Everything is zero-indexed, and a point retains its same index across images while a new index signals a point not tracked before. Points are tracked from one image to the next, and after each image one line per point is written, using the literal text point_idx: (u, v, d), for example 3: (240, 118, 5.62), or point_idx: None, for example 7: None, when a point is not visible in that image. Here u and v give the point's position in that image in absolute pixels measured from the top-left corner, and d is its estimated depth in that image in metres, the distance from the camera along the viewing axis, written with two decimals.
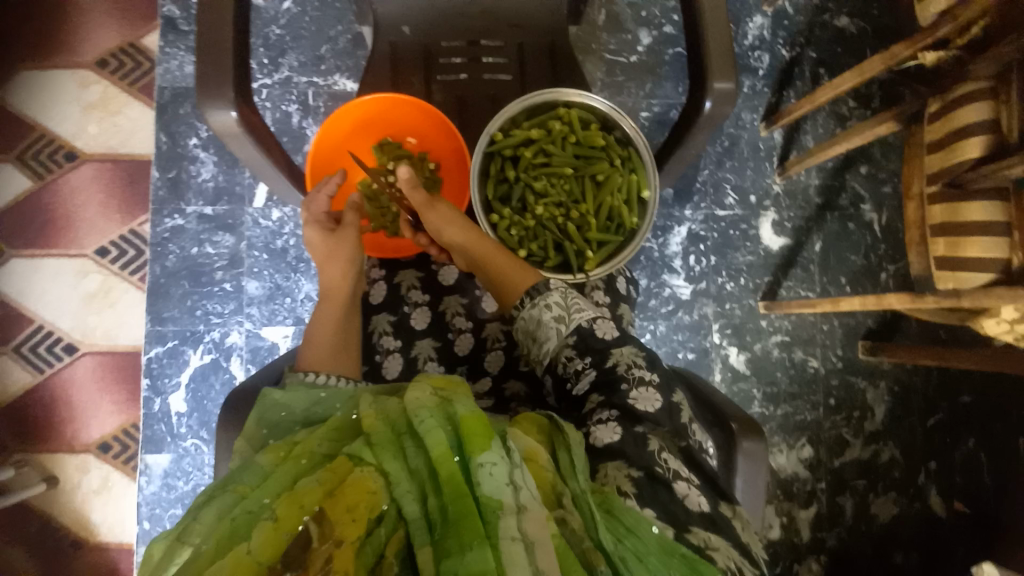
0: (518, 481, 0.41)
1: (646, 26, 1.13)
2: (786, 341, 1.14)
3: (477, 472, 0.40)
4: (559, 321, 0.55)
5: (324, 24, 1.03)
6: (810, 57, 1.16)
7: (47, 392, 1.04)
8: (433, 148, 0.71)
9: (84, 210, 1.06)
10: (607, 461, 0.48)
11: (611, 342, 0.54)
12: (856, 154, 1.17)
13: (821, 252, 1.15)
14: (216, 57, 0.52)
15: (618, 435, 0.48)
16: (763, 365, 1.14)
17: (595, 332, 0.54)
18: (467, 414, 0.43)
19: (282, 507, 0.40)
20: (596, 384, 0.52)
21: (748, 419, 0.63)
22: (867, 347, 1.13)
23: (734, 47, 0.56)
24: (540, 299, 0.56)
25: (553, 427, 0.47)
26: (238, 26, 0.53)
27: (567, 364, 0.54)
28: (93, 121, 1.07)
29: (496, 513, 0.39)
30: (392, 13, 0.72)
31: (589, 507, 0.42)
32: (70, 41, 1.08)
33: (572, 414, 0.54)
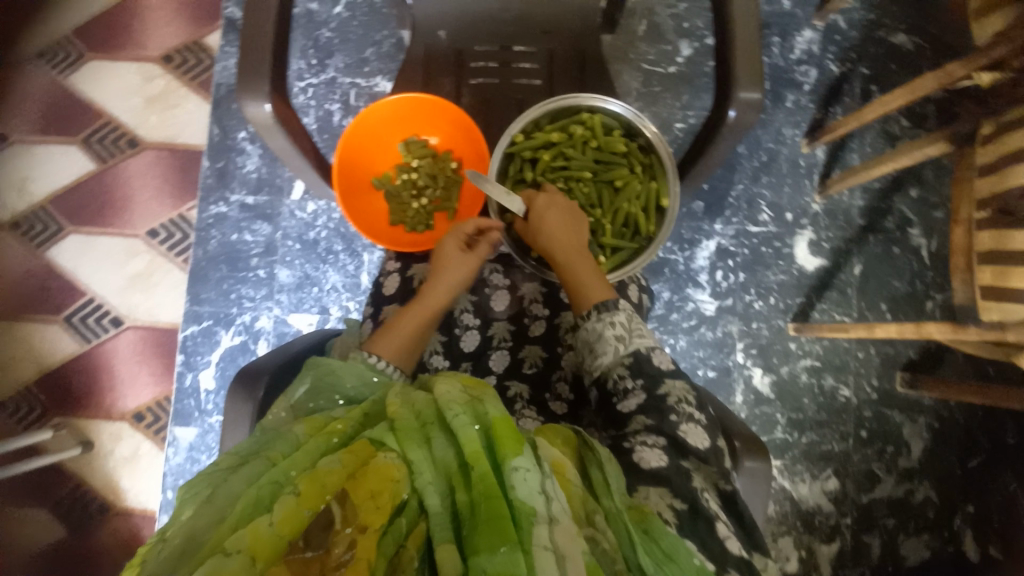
0: (550, 491, 0.41)
1: (687, 37, 1.12)
2: (817, 367, 1.09)
3: (511, 475, 0.40)
4: (620, 339, 0.53)
5: (371, 29, 1.08)
6: (860, 72, 1.11)
7: (92, 360, 1.13)
8: (457, 147, 0.73)
9: (139, 194, 1.14)
10: (650, 486, 0.46)
11: (666, 371, 0.52)
12: (906, 175, 1.11)
13: (860, 276, 1.09)
14: (256, 54, 0.55)
15: (664, 462, 0.47)
16: (789, 390, 1.08)
17: (652, 359, 0.53)
18: (498, 415, 0.44)
19: (305, 483, 0.40)
20: (643, 407, 0.50)
21: (750, 433, 0.59)
22: (904, 379, 1.06)
23: (764, 57, 0.55)
24: (607, 315, 0.54)
25: (579, 440, 0.48)
26: (279, 26, 0.56)
27: (618, 381, 0.52)
28: (155, 113, 1.16)
29: (529, 519, 0.39)
30: (430, 17, 0.74)
31: (623, 527, 0.42)
32: (142, 38, 1.17)
33: (610, 430, 0.52)
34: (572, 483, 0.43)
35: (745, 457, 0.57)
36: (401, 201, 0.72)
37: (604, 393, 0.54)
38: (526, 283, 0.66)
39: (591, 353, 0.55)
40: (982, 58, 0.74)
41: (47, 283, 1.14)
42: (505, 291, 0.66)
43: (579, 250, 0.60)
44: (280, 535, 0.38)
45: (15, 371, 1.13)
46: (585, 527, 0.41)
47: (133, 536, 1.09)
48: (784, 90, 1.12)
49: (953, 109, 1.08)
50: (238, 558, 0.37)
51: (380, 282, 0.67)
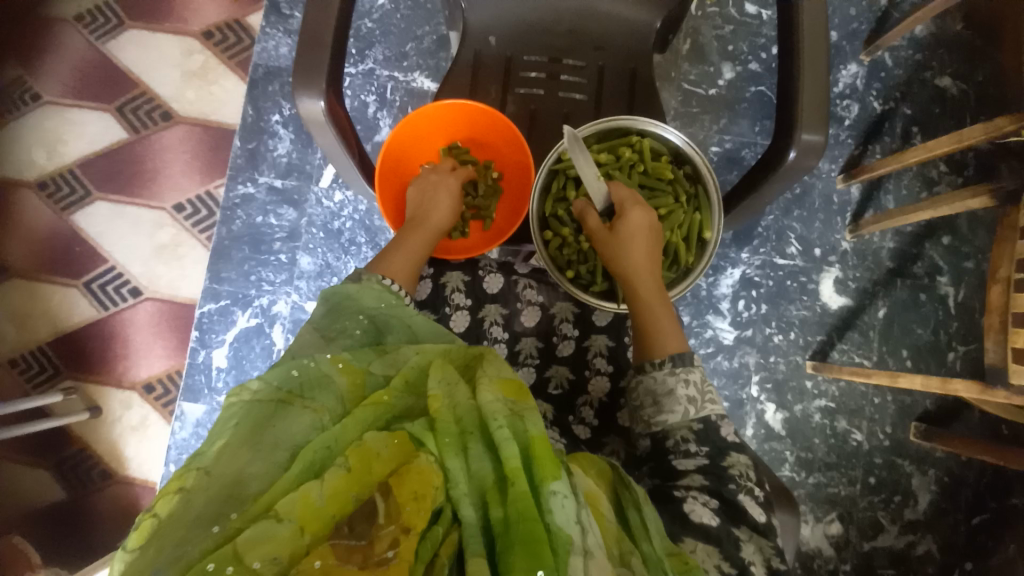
0: (586, 522, 0.42)
1: (731, 61, 1.10)
2: (830, 408, 1.07)
3: (549, 499, 0.41)
4: (691, 401, 0.53)
5: (413, 23, 1.07)
6: (904, 113, 1.09)
7: (108, 327, 1.13)
8: (498, 157, 0.73)
9: (169, 167, 1.14)
10: (699, 540, 0.45)
11: (732, 443, 0.51)
12: (940, 222, 1.08)
13: (884, 320, 1.08)
14: (316, 51, 0.55)
15: (716, 522, 0.46)
16: (800, 429, 1.07)
17: (719, 427, 0.52)
18: (539, 437, 0.44)
19: (355, 459, 0.42)
20: (704, 470, 0.49)
21: (779, 484, 0.59)
22: (918, 428, 1.05)
23: (829, 100, 0.54)
24: (681, 370, 0.54)
25: (615, 476, 0.48)
26: (339, 24, 0.56)
27: (681, 442, 0.51)
28: (191, 87, 1.16)
29: (565, 547, 0.40)
30: (482, 23, 0.73)
31: (659, 570, 0.42)
32: (184, 11, 1.17)
33: (657, 481, 0.52)
34: (607, 519, 0.43)
35: (779, 509, 0.57)
36: None
37: (660, 446, 0.53)
38: (559, 303, 0.65)
39: (654, 405, 0.54)
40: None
41: (69, 246, 1.14)
42: (537, 308, 0.65)
43: (655, 281, 0.59)
44: (327, 511, 0.40)
45: (30, 331, 1.14)
46: (619, 565, 0.41)
47: (131, 505, 1.09)
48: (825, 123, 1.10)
49: (995, 160, 1.06)
50: (288, 526, 0.39)
51: None
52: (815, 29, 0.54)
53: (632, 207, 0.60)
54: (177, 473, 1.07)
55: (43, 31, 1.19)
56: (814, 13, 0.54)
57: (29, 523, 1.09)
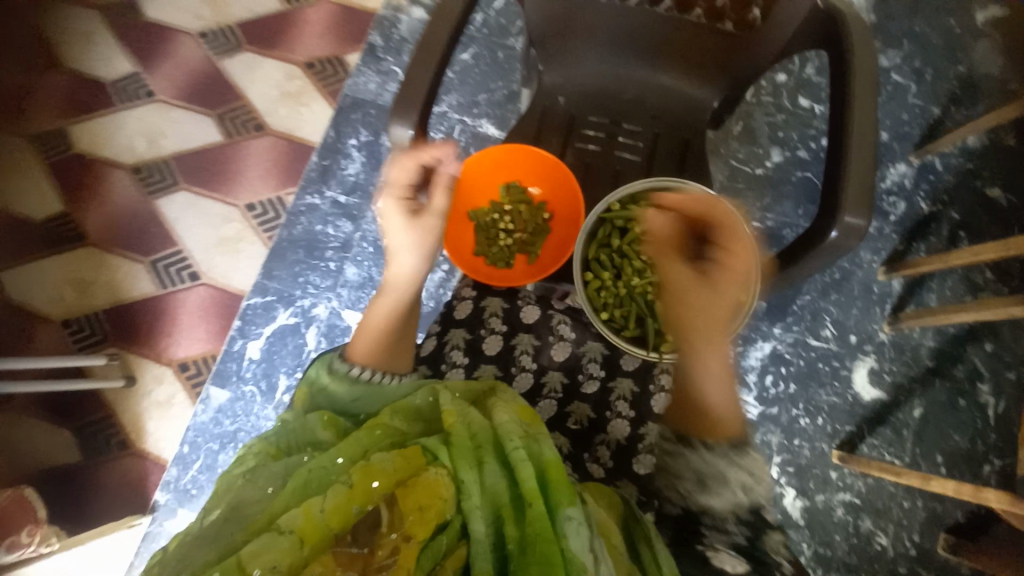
0: (597, 548, 0.46)
1: (780, 146, 1.16)
2: (853, 505, 1.01)
3: (563, 523, 0.47)
4: (744, 488, 0.52)
5: (488, 78, 1.19)
6: (950, 216, 1.10)
7: (161, 304, 1.21)
8: (552, 199, 0.78)
9: (249, 171, 1.27)
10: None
11: (773, 522, 0.52)
12: (984, 328, 1.06)
13: (918, 419, 1.04)
14: (413, 90, 0.63)
15: (742, 569, 0.49)
16: (821, 523, 1.01)
17: (765, 511, 0.52)
18: (552, 461, 0.51)
19: (356, 477, 0.47)
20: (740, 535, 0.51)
21: None
22: (949, 545, 0.97)
23: (873, 188, 0.57)
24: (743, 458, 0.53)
25: (623, 506, 0.55)
26: (436, 70, 0.65)
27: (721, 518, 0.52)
28: (285, 106, 1.30)
29: (578, 568, 0.45)
30: (554, 83, 0.81)
31: None
32: (293, 44, 1.34)
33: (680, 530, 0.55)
34: (617, 548, 0.49)
35: None
36: (488, 236, 0.75)
37: (691, 515, 0.54)
38: (589, 342, 0.67)
39: (701, 485, 0.53)
40: None
41: (147, 226, 1.26)
42: (567, 344, 0.67)
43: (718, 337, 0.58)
44: (329, 523, 0.45)
45: (92, 297, 1.23)
46: None
47: (139, 478, 1.12)
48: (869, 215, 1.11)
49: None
50: (289, 538, 0.43)
51: (452, 305, 0.69)
52: (865, 123, 0.58)
53: (674, 260, 0.61)
54: (189, 456, 1.09)
55: (171, 44, 1.37)
56: (865, 108, 0.58)
57: (39, 479, 1.13)
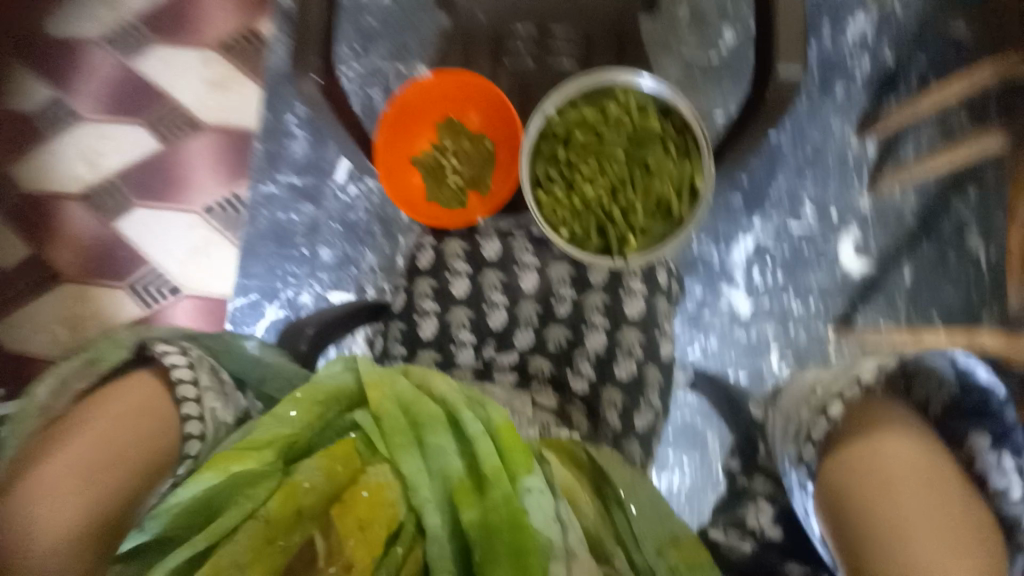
0: (561, 514, 0.54)
1: (731, 24, 1.12)
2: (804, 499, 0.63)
3: (528, 498, 0.54)
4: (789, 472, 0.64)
5: (412, 18, 1.16)
6: (921, 63, 1.10)
7: (151, 322, 1.21)
8: (492, 127, 0.77)
9: (198, 173, 1.23)
10: None
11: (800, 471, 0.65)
12: (967, 173, 1.08)
13: (910, 282, 1.08)
14: (306, 36, 0.63)
15: None
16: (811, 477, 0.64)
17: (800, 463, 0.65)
18: (502, 425, 0.57)
19: (277, 495, 0.52)
20: None
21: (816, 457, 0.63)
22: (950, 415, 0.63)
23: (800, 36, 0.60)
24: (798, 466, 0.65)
25: (589, 463, 0.61)
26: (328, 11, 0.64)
27: None
28: (213, 96, 1.24)
29: (549, 552, 0.51)
30: (473, 4, 0.79)
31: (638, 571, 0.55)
32: (200, 24, 1.26)
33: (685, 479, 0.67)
34: (580, 506, 0.57)
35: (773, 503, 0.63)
36: (434, 175, 0.75)
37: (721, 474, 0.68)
38: (554, 266, 0.73)
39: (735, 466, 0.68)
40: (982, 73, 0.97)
41: (115, 251, 1.24)
42: (533, 271, 0.73)
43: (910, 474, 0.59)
44: (251, 570, 0.50)
45: (84, 331, 1.23)
46: (602, 563, 0.54)
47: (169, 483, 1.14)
48: (834, 79, 1.12)
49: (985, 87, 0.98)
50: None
51: (415, 257, 0.75)
52: None
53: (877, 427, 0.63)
54: None
55: (83, 57, 1.28)
56: None
57: None
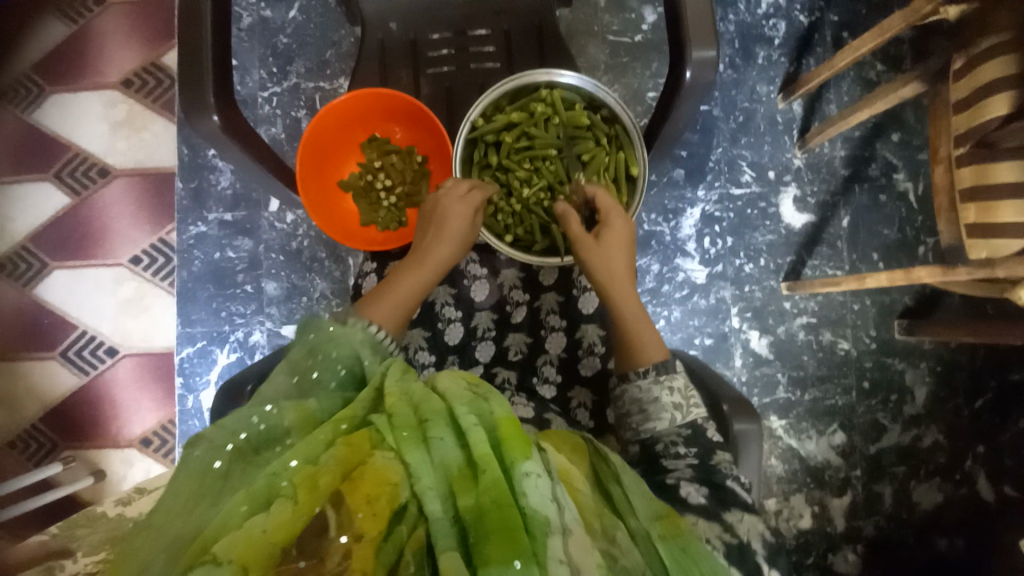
0: (560, 500, 0.50)
1: (651, 3, 1.13)
2: (714, 498, 0.56)
3: (526, 481, 0.50)
4: (677, 407, 0.62)
5: (327, 29, 1.11)
6: (831, 20, 1.14)
7: (92, 390, 1.12)
8: (419, 140, 0.76)
9: (117, 222, 1.13)
10: (698, 515, 0.55)
11: (717, 443, 0.61)
12: (887, 119, 1.13)
13: (849, 227, 1.13)
14: (194, 75, 0.58)
15: (704, 500, 0.56)
16: (697, 442, 0.61)
17: (705, 429, 0.62)
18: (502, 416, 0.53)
19: (297, 489, 0.49)
20: (697, 472, 0.58)
21: (739, 399, 0.69)
22: (643, 371, 0.63)
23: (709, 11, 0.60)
24: (666, 379, 0.63)
25: (588, 448, 0.59)
26: (216, 42, 0.58)
27: (673, 449, 0.60)
28: (122, 138, 1.15)
29: (545, 529, 0.48)
30: (379, 11, 0.74)
31: (644, 541, 0.51)
32: (96, 63, 1.16)
33: (652, 477, 0.61)
34: (580, 493, 0.53)
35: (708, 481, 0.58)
36: (370, 201, 0.75)
37: (653, 451, 0.62)
38: (504, 272, 0.74)
39: (641, 413, 0.63)
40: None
41: (37, 320, 1.13)
42: (482, 280, 0.74)
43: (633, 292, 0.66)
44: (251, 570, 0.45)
45: (19, 411, 1.13)
46: (603, 539, 0.51)
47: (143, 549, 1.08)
48: (755, 46, 1.14)
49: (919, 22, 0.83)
50: (228, 567, 0.45)
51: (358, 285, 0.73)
52: None
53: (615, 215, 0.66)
54: None
55: None
56: None
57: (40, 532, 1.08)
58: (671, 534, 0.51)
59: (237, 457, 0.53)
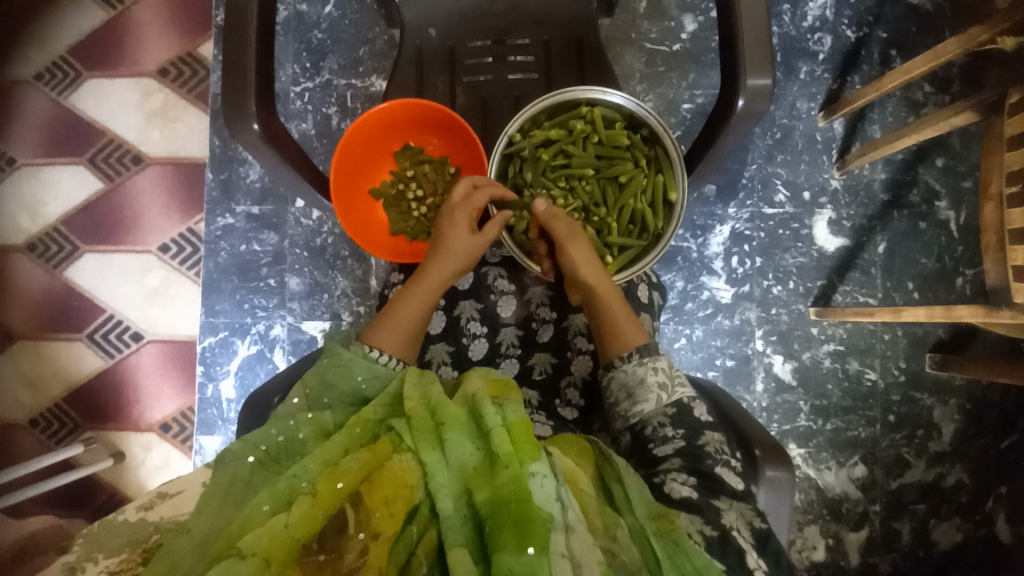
0: (564, 499, 0.49)
1: (692, 12, 1.10)
2: (703, 486, 0.54)
3: (530, 481, 0.48)
4: (662, 387, 0.61)
5: (363, 27, 1.10)
6: (879, 37, 1.10)
7: (117, 374, 1.15)
8: (453, 152, 0.76)
9: (148, 210, 1.15)
10: (684, 511, 0.52)
11: (705, 423, 0.59)
12: (932, 144, 1.09)
13: (885, 254, 1.09)
14: (239, 83, 0.58)
15: (695, 494, 0.53)
16: (685, 424, 0.59)
17: (692, 409, 0.60)
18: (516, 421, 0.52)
19: (321, 484, 0.50)
20: (681, 452, 0.57)
21: (772, 443, 0.64)
22: (627, 357, 0.62)
23: (765, 38, 0.58)
24: (648, 360, 0.62)
25: (596, 453, 0.55)
26: (260, 53, 0.59)
27: (658, 428, 0.59)
28: (156, 128, 1.16)
29: (548, 526, 0.47)
30: (419, 17, 0.73)
31: (641, 540, 0.49)
32: (135, 52, 1.17)
33: (642, 467, 0.59)
34: (585, 492, 0.51)
35: (696, 477, 0.55)
36: (401, 211, 0.76)
37: (641, 437, 0.60)
38: (532, 289, 0.74)
39: (629, 398, 0.61)
40: (1007, 20, 0.78)
41: (66, 302, 1.16)
42: (510, 296, 0.74)
43: (606, 282, 0.65)
44: (267, 565, 0.46)
45: (45, 389, 1.16)
46: (605, 536, 0.49)
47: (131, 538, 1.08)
48: (798, 61, 1.10)
49: (975, 49, 0.83)
50: (252, 560, 0.46)
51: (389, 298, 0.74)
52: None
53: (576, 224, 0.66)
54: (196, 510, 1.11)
55: (8, 95, 1.19)
56: None
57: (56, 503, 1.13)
58: (665, 531, 0.49)
59: (259, 467, 0.53)
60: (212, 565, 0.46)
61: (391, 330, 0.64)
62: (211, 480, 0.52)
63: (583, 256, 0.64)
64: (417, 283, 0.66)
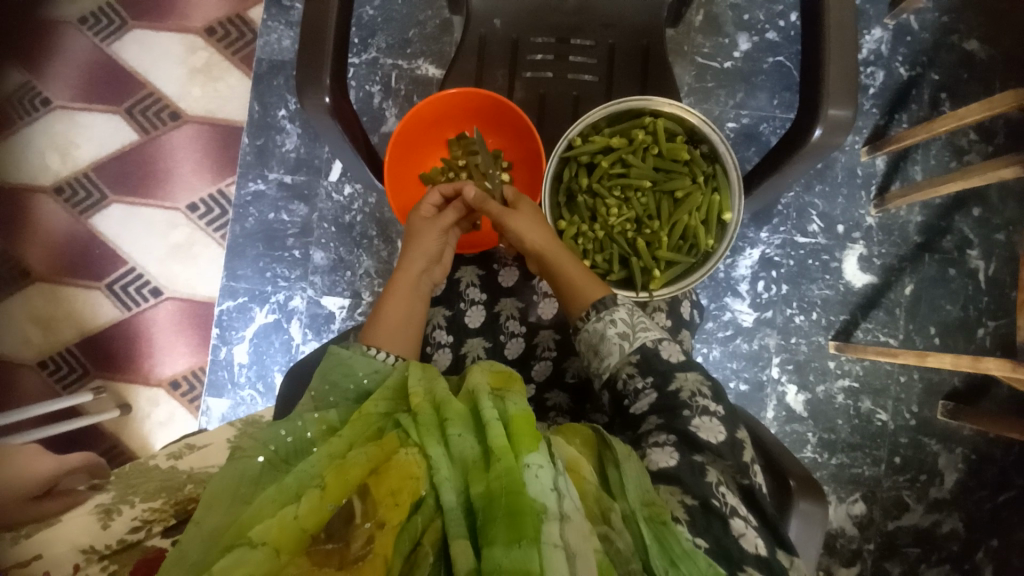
0: (561, 490, 0.48)
1: (748, 31, 1.09)
2: (685, 445, 0.54)
3: (525, 473, 0.48)
4: (623, 338, 0.60)
5: (415, 8, 1.09)
6: (932, 79, 1.09)
7: (132, 326, 1.15)
8: (507, 147, 0.76)
9: (180, 167, 1.15)
10: (664, 483, 0.53)
11: (676, 365, 0.58)
12: (971, 193, 1.08)
13: (911, 296, 1.08)
14: (313, 55, 0.58)
15: (674, 460, 0.53)
16: (653, 370, 0.58)
17: (659, 352, 0.59)
18: (516, 414, 0.52)
19: (332, 475, 0.49)
20: (655, 407, 0.57)
21: (806, 476, 0.64)
22: (586, 315, 0.63)
23: (846, 70, 0.58)
24: (605, 313, 0.62)
25: (599, 441, 0.54)
26: (337, 28, 0.58)
27: (627, 382, 0.59)
28: (197, 85, 1.15)
29: (542, 517, 0.46)
30: (486, 6, 0.73)
31: (631, 530, 0.49)
32: (184, 7, 1.17)
33: (626, 429, 0.59)
34: (585, 481, 0.51)
35: (674, 436, 0.55)
36: None
37: (617, 395, 0.60)
38: None
39: (597, 356, 0.62)
40: None
41: (89, 248, 1.16)
42: (552, 299, 0.74)
43: (555, 245, 0.66)
44: (276, 554, 0.46)
45: (59, 334, 1.16)
46: (601, 524, 0.49)
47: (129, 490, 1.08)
48: None
49: None
50: (262, 549, 0.45)
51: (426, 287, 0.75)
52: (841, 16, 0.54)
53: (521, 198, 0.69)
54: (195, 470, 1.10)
55: (52, 35, 1.18)
56: None
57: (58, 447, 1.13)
58: (656, 517, 0.49)
59: (269, 467, 0.53)
60: (224, 553, 0.46)
61: (382, 329, 0.65)
62: (224, 476, 0.52)
63: (522, 223, 0.66)
64: (398, 282, 0.68)
